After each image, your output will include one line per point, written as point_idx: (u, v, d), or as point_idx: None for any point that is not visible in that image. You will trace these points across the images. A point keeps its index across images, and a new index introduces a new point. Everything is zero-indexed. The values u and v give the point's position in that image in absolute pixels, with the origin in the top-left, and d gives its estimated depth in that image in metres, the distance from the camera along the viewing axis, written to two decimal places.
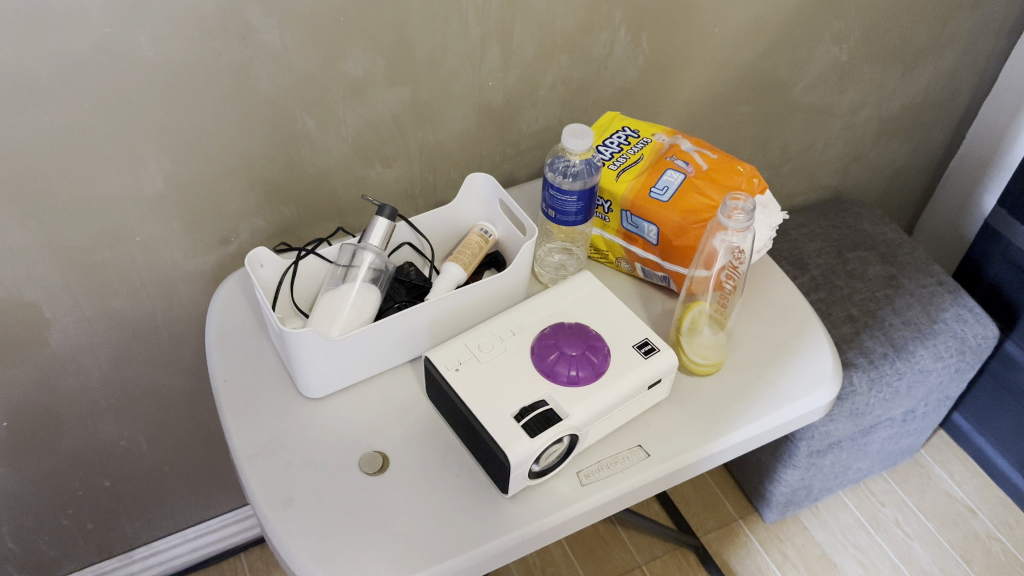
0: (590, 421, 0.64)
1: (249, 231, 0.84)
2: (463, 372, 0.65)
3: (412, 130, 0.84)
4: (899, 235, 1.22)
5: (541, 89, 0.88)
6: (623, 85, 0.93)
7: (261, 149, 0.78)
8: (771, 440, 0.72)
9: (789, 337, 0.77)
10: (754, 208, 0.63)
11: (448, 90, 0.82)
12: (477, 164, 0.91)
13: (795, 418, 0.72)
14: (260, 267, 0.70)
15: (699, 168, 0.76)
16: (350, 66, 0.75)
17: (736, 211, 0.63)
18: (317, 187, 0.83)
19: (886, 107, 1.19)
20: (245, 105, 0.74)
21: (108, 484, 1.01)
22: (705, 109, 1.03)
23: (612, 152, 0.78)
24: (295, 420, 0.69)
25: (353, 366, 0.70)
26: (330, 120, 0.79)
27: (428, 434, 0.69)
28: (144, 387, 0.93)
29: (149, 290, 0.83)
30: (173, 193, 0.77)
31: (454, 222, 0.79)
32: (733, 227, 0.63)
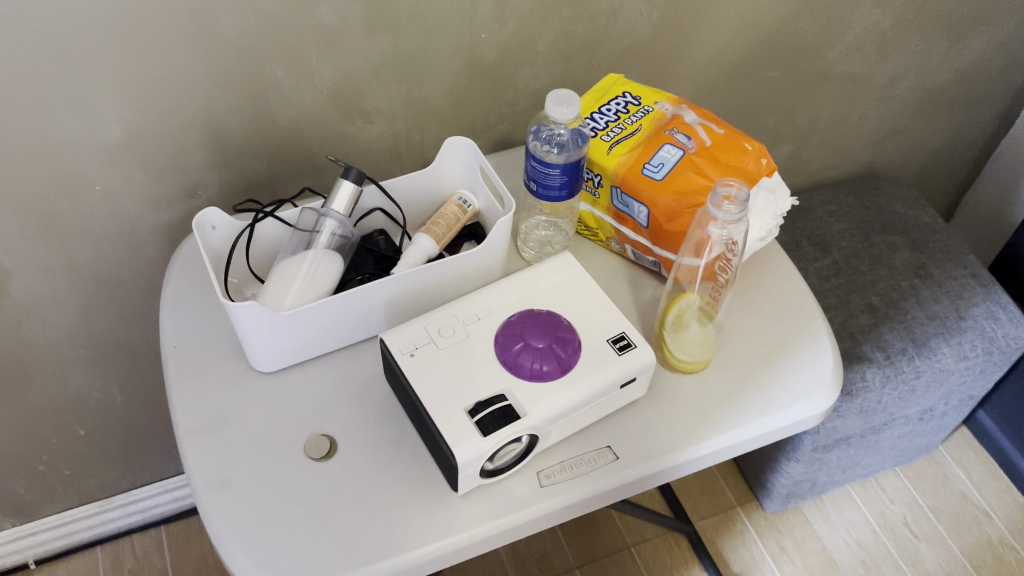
0: (552, 420, 0.58)
1: (219, 185, 0.78)
2: (418, 359, 0.60)
3: (395, 84, 0.77)
4: (933, 220, 1.13)
5: (540, 45, 0.80)
6: (633, 45, 0.85)
7: (226, 98, 0.72)
8: (756, 448, 0.66)
9: (788, 335, 0.71)
10: (749, 198, 0.57)
11: (435, 42, 0.75)
12: (468, 124, 0.85)
13: (784, 426, 0.66)
14: (211, 229, 0.65)
15: (701, 144, 0.68)
16: (324, 11, 0.69)
17: (728, 202, 0.56)
18: (292, 140, 0.77)
19: (930, 79, 1.09)
20: (207, 49, 0.67)
21: (83, 432, 0.99)
22: (726, 74, 0.94)
23: (607, 121, 0.70)
24: (242, 394, 0.65)
25: (306, 341, 0.65)
26: (303, 70, 0.72)
27: (382, 418, 0.64)
28: (114, 338, 0.89)
29: (112, 242, 0.79)
30: (133, 141, 0.72)
31: (432, 189, 0.73)
32: (723, 219, 0.56)
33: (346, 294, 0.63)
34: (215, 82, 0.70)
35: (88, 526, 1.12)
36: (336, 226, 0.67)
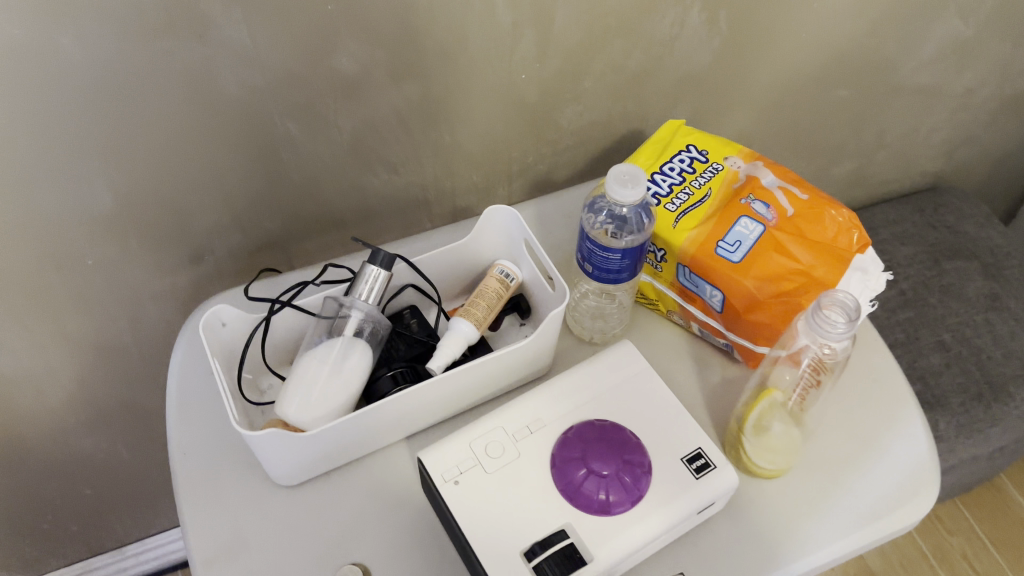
0: (622, 561, 0.50)
1: (227, 247, 0.69)
2: (465, 488, 0.52)
3: (423, 132, 0.67)
4: (1007, 240, 1.03)
5: (586, 80, 0.70)
6: (690, 73, 0.75)
7: (233, 160, 0.62)
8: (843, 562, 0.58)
9: (878, 428, 0.62)
10: (858, 310, 0.47)
11: (469, 85, 0.65)
12: (504, 166, 0.75)
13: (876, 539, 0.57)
14: (221, 326, 0.56)
15: (781, 213, 0.59)
16: (342, 62, 0.58)
17: (833, 309, 0.47)
18: (308, 198, 0.68)
19: (1011, 86, 0.98)
20: (207, 110, 0.57)
21: (90, 492, 0.91)
22: (791, 94, 0.83)
23: (671, 184, 0.61)
24: (263, 512, 0.57)
25: (332, 452, 0.57)
26: (320, 124, 0.62)
27: (423, 539, 0.56)
28: (119, 404, 0.81)
29: (110, 313, 0.70)
30: (128, 212, 0.62)
31: (469, 259, 0.64)
32: (826, 336, 0.47)
33: (378, 402, 0.55)
34: (220, 144, 0.60)
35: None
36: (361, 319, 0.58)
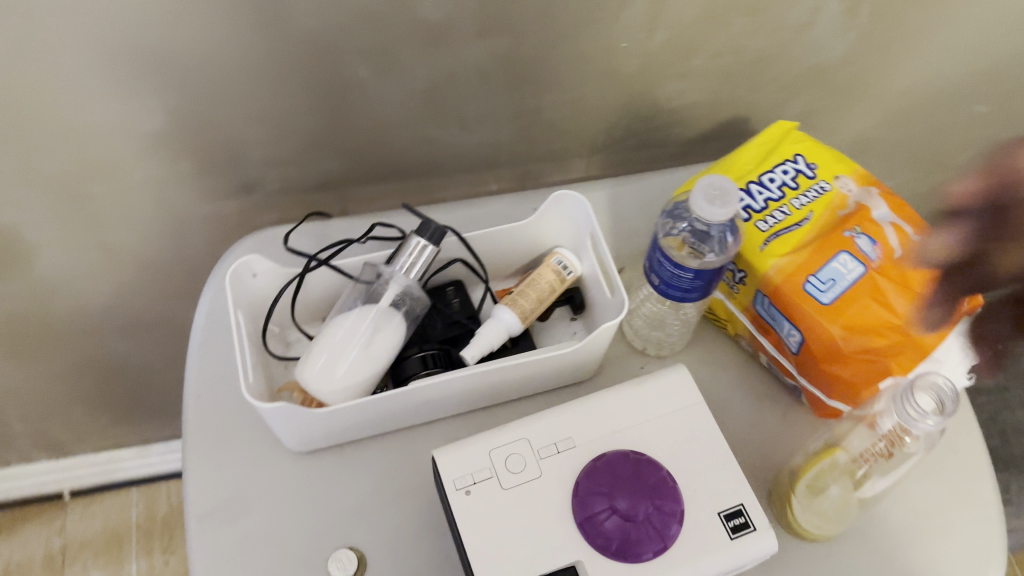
0: None
1: (281, 181, 0.65)
2: (476, 500, 0.47)
3: (505, 91, 0.61)
4: None
5: (696, 59, 0.62)
6: (814, 66, 0.66)
7: (296, 93, 0.57)
8: None
9: (948, 509, 0.55)
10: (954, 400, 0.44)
11: (563, 48, 0.58)
12: (588, 136, 0.68)
13: None
14: (251, 276, 0.52)
15: (888, 254, 0.51)
16: (427, 8, 0.52)
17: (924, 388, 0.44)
18: (371, 143, 0.63)
19: None
20: (274, 39, 0.52)
21: (122, 390, 0.91)
22: (924, 104, 0.74)
23: (767, 200, 0.54)
24: (269, 474, 0.54)
25: (346, 427, 0.53)
26: (394, 69, 0.56)
27: (427, 535, 0.52)
28: (156, 313, 0.79)
29: (154, 228, 0.67)
30: (180, 132, 0.58)
31: (528, 243, 0.58)
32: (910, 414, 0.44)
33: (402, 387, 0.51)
34: (283, 77, 0.55)
35: (124, 466, 1.07)
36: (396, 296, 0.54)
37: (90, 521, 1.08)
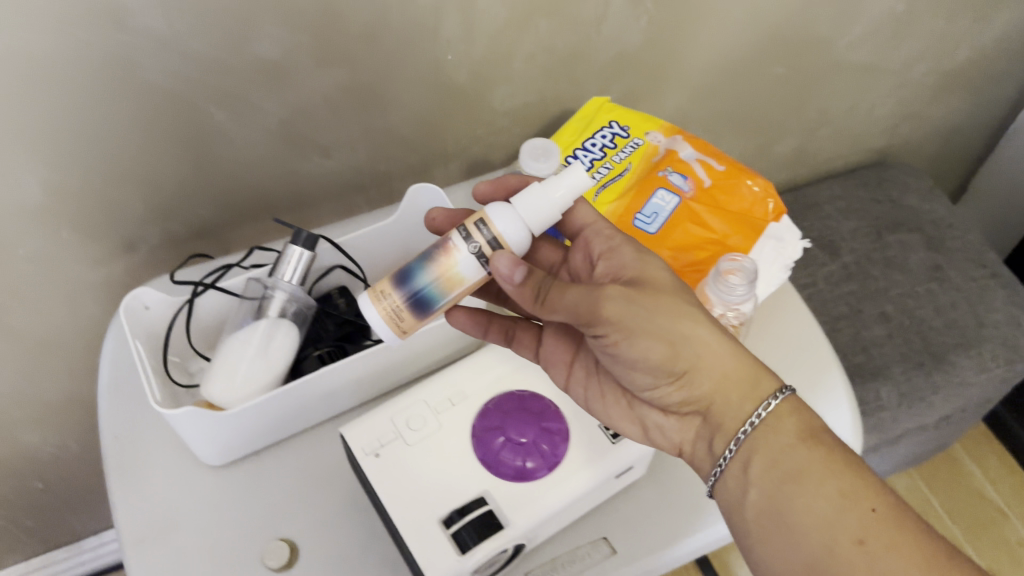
0: (538, 527, 0.52)
1: (161, 235, 0.70)
2: (385, 461, 0.53)
3: (353, 117, 0.68)
4: (950, 213, 1.04)
5: (516, 62, 0.71)
6: (621, 54, 0.75)
7: (160, 146, 0.62)
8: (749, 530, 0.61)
9: (805, 361, 0.64)
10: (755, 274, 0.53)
11: (395, 68, 0.65)
12: (438, 148, 0.75)
13: None
14: (145, 309, 0.57)
15: (699, 185, 0.60)
16: (265, 47, 0.59)
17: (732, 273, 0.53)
18: (239, 184, 0.68)
19: (949, 60, 0.99)
20: (130, 98, 0.58)
21: (42, 485, 0.92)
22: (726, 74, 0.84)
23: (592, 160, 0.62)
24: (193, 493, 0.58)
25: (259, 431, 0.57)
26: (246, 110, 0.63)
27: (350, 515, 0.57)
28: (63, 395, 0.81)
29: (46, 304, 0.70)
30: (60, 201, 0.62)
31: (399, 240, 0.65)
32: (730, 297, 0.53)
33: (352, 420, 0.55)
34: (149, 133, 0.61)
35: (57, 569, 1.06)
36: (482, 246, 0.49)
37: None
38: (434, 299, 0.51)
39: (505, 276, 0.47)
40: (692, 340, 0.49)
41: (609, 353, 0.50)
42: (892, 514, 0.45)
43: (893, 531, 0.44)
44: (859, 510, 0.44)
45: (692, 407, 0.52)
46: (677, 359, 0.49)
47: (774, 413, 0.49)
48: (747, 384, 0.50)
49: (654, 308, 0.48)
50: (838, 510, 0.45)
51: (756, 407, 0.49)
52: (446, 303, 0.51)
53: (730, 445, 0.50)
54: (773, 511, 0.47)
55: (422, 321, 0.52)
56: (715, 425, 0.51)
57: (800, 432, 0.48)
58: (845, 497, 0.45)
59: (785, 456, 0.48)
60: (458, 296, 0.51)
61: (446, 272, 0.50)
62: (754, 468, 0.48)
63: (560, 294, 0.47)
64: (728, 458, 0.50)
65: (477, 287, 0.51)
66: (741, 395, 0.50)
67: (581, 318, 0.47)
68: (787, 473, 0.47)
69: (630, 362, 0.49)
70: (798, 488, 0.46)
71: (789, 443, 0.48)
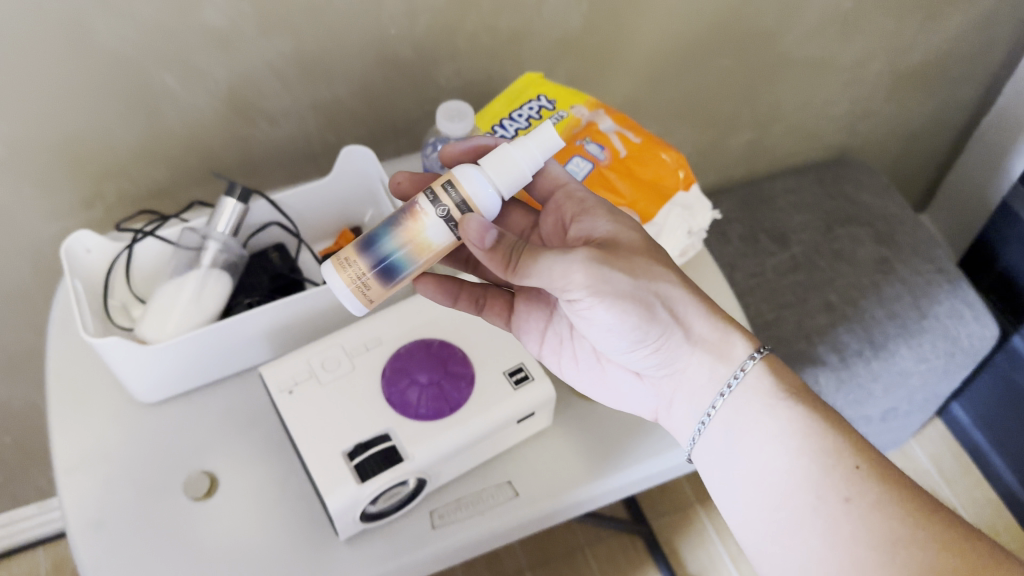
0: (438, 463, 0.55)
1: (117, 193, 0.73)
2: (298, 397, 0.56)
3: (299, 85, 0.71)
4: (903, 210, 1.07)
5: (458, 39, 0.74)
6: (563, 36, 0.79)
7: (113, 107, 0.66)
8: (653, 484, 0.64)
9: None
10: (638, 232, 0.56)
11: (338, 40, 0.69)
12: (386, 122, 0.79)
13: (675, 465, 0.63)
14: (86, 252, 0.60)
15: (614, 154, 0.63)
16: (209, 14, 0.63)
17: None
18: (191, 146, 0.72)
19: (901, 61, 1.02)
20: (82, 58, 0.62)
21: (8, 439, 0.95)
22: (674, 64, 0.88)
23: (516, 129, 0.65)
24: (127, 427, 0.61)
25: (188, 375, 0.61)
26: (194, 75, 0.67)
27: (271, 452, 0.60)
28: (27, 348, 0.85)
29: (7, 255, 0.74)
30: (18, 154, 0.66)
31: (335, 201, 0.68)
32: None
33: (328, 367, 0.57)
34: (101, 93, 0.65)
35: (26, 527, 1.10)
36: (451, 210, 0.49)
37: None
38: (403, 266, 0.51)
39: (477, 240, 0.46)
40: (672, 301, 0.53)
41: (584, 317, 0.52)
42: (874, 470, 0.48)
43: (876, 487, 0.47)
44: (844, 467, 0.48)
45: (665, 366, 0.56)
46: (654, 320, 0.52)
47: (751, 374, 0.53)
48: (721, 344, 0.54)
49: (630, 271, 0.50)
50: (824, 469, 0.48)
51: (734, 368, 0.54)
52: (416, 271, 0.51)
53: (711, 404, 0.54)
54: (767, 466, 0.51)
55: (391, 289, 0.52)
56: (695, 387, 0.55)
57: (783, 391, 0.52)
58: (827, 458, 0.49)
59: (773, 414, 0.51)
60: (427, 264, 0.51)
61: (415, 238, 0.50)
62: (736, 426, 0.53)
63: (532, 261, 0.46)
64: (710, 417, 0.54)
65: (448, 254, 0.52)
66: (719, 358, 0.54)
67: (553, 283, 0.47)
68: (769, 433, 0.51)
69: (607, 327, 0.52)
70: (781, 447, 0.50)
71: (763, 403, 0.52)
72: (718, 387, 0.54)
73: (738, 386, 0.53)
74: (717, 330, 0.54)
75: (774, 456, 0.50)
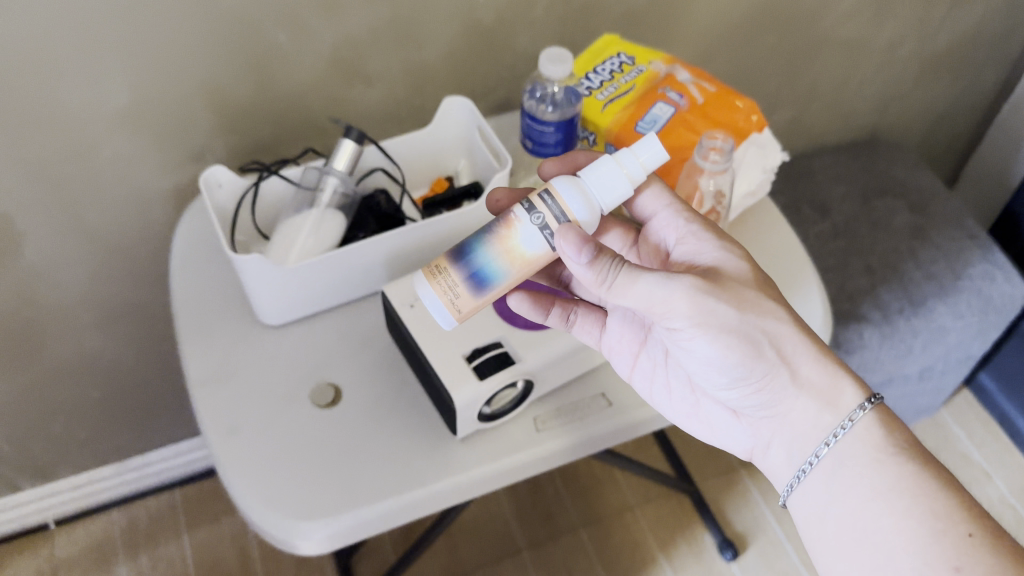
0: (545, 367, 0.62)
1: (224, 149, 0.80)
2: (418, 310, 0.63)
3: (393, 48, 0.78)
4: (934, 183, 1.13)
5: (536, 9, 0.81)
6: (629, 8, 0.85)
7: (230, 63, 0.73)
8: None
9: (786, 264, 0.74)
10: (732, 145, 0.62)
11: (431, 6, 0.76)
12: (467, 87, 0.85)
13: None
14: (218, 187, 0.67)
15: (693, 101, 0.69)
16: None
17: (714, 152, 0.62)
18: (293, 104, 0.79)
19: (931, 42, 1.08)
20: (208, 15, 0.69)
21: (98, 396, 1.01)
22: (724, 38, 0.94)
23: (602, 80, 0.71)
24: (251, 348, 0.67)
25: (306, 296, 0.67)
26: (303, 34, 0.73)
27: (385, 369, 0.66)
28: (126, 303, 0.91)
29: (121, 207, 0.81)
30: (144, 107, 0.73)
31: (434, 149, 0.75)
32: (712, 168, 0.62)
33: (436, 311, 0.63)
34: (221, 50, 0.72)
35: (103, 488, 1.16)
36: (546, 219, 0.53)
37: (77, 546, 1.16)
38: (496, 273, 0.54)
39: (566, 249, 0.50)
40: (778, 342, 0.54)
41: (689, 346, 0.55)
42: (988, 539, 0.48)
43: (988, 556, 0.47)
44: (955, 533, 0.48)
45: (767, 407, 0.57)
46: (757, 359, 0.54)
47: (860, 424, 0.54)
48: (830, 390, 0.55)
49: (736, 303, 0.53)
50: (933, 535, 0.49)
51: (842, 416, 0.55)
52: (508, 282, 0.55)
53: (815, 452, 0.55)
54: (865, 524, 0.51)
55: (482, 298, 0.55)
56: (799, 432, 0.56)
57: (889, 443, 0.53)
58: (938, 521, 0.49)
59: (877, 468, 0.52)
60: (519, 275, 0.54)
61: (509, 245, 0.53)
62: (839, 477, 0.54)
63: (630, 284, 0.51)
64: (814, 463, 0.55)
65: (540, 268, 0.55)
66: (827, 405, 0.55)
67: (649, 303, 0.52)
68: (876, 491, 0.52)
69: (709, 358, 0.55)
70: (887, 504, 0.51)
71: (874, 457, 0.53)
72: (825, 433, 0.55)
73: (847, 433, 0.54)
74: (826, 375, 0.55)
75: (878, 512, 0.51)
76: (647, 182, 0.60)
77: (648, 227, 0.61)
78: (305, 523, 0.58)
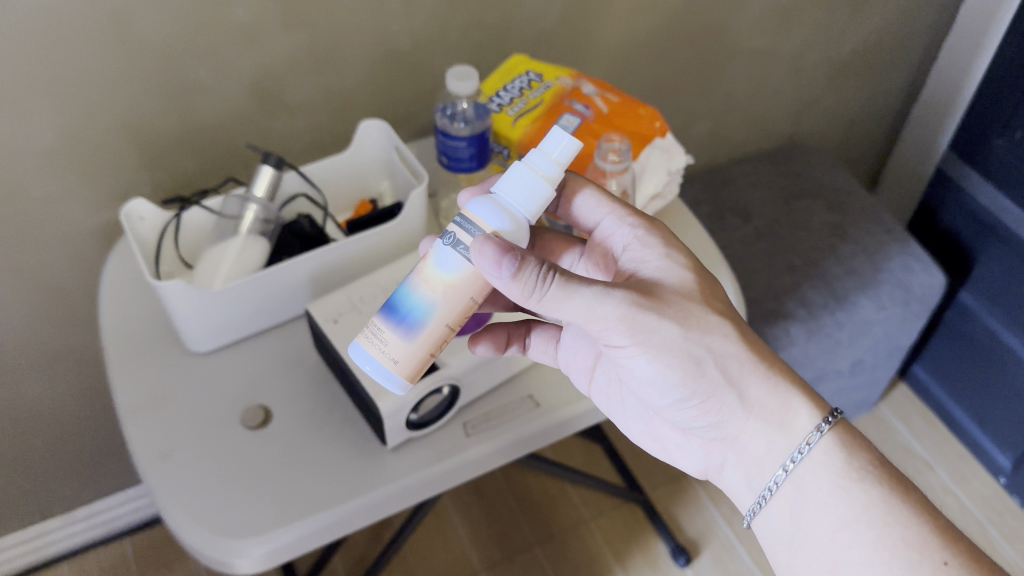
0: (470, 371, 0.64)
1: (150, 185, 0.81)
2: (342, 325, 0.65)
3: (314, 77, 0.80)
4: (850, 183, 1.18)
5: (450, 34, 0.84)
6: (541, 30, 0.89)
7: (153, 100, 0.75)
8: None
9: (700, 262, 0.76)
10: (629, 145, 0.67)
11: (347, 35, 0.79)
12: (389, 113, 0.88)
13: None
14: (139, 220, 0.68)
15: (598, 112, 0.73)
16: (239, 11, 0.72)
17: (612, 153, 0.66)
18: (218, 138, 0.81)
19: (836, 49, 1.14)
20: (128, 53, 0.70)
21: (39, 445, 1.00)
22: (635, 55, 0.99)
23: (511, 97, 0.74)
24: (182, 375, 0.68)
25: (235, 320, 0.68)
26: (224, 68, 0.75)
27: (314, 386, 0.68)
28: (63, 346, 0.91)
29: (51, 250, 0.81)
30: (68, 147, 0.74)
31: (355, 172, 0.77)
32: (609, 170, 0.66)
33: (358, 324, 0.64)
34: (143, 88, 0.73)
35: (52, 541, 1.14)
36: (456, 235, 0.49)
37: None
38: (425, 309, 0.50)
39: (479, 263, 0.46)
40: (729, 353, 0.52)
41: (631, 366, 0.53)
42: (965, 565, 0.47)
43: None
44: (931, 564, 0.47)
45: (727, 427, 0.55)
46: (706, 372, 0.51)
47: (818, 449, 0.52)
48: (784, 410, 0.53)
49: (680, 320, 0.50)
50: (908, 567, 0.47)
51: (798, 440, 0.52)
52: (441, 314, 0.50)
53: (773, 479, 0.54)
54: (837, 558, 0.50)
55: (421, 340, 0.50)
56: (759, 459, 0.54)
57: (855, 467, 0.51)
58: (912, 552, 0.48)
59: (842, 495, 0.50)
60: (450, 304, 0.50)
61: (428, 275, 0.50)
62: (801, 505, 0.52)
63: (564, 300, 0.48)
64: (772, 492, 0.54)
65: (472, 293, 0.50)
66: (781, 430, 0.53)
67: (590, 322, 0.49)
68: (842, 521, 0.50)
69: (660, 382, 0.53)
70: (853, 535, 0.49)
71: (836, 484, 0.51)
72: (782, 458, 0.53)
73: (805, 459, 0.52)
74: (778, 396, 0.53)
75: (850, 544, 0.49)
76: (582, 188, 0.59)
77: (594, 235, 0.59)
78: (239, 542, 0.58)
